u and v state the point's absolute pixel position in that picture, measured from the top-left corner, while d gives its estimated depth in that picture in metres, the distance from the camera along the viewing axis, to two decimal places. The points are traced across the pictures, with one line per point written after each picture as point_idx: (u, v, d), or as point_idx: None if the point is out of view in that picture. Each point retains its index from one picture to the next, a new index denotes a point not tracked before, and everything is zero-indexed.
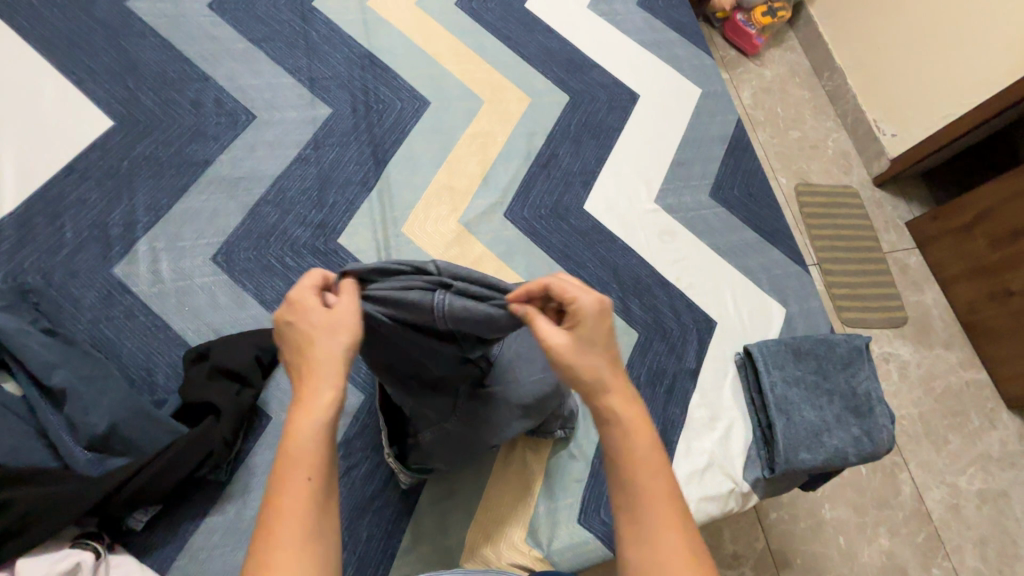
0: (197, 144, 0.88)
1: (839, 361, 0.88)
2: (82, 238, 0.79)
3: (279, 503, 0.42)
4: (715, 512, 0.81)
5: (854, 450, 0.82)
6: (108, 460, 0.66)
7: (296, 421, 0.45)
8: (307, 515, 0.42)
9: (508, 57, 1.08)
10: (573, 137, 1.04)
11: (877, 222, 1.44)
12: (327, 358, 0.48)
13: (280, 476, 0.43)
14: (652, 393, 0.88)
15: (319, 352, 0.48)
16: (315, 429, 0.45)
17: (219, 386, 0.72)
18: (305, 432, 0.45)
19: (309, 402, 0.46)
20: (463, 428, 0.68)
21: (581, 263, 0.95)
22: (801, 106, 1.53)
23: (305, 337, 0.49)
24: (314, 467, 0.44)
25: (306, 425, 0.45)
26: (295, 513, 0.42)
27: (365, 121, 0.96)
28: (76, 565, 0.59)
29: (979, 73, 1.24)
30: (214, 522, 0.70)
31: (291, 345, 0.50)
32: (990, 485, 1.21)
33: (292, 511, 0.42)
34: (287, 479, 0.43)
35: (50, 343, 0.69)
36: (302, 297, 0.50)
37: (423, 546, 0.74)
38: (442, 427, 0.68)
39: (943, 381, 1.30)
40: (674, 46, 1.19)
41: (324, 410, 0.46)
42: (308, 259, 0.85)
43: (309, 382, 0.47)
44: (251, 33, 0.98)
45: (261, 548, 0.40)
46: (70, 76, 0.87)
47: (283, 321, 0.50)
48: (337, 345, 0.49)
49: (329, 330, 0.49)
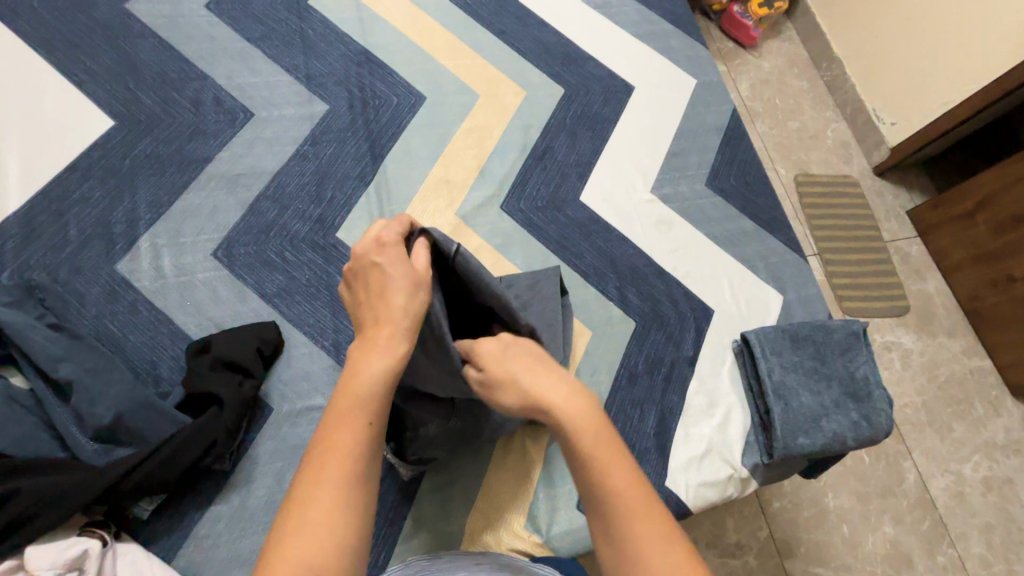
0: (197, 142, 0.90)
1: (837, 347, 0.88)
2: (86, 235, 0.81)
3: (334, 430, 0.43)
4: (714, 498, 0.82)
5: (853, 434, 0.82)
6: (114, 451, 0.68)
7: (365, 356, 0.47)
8: (354, 458, 0.43)
9: (503, 52, 1.09)
10: (569, 129, 1.05)
11: (876, 211, 1.44)
12: (407, 302, 0.50)
13: (339, 407, 0.45)
14: (650, 380, 0.89)
15: (401, 298, 0.50)
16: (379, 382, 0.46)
17: (221, 378, 0.73)
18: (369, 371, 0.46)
19: (382, 344, 0.47)
20: (467, 427, 0.72)
21: (578, 254, 0.96)
22: (799, 97, 1.53)
23: (381, 277, 0.51)
24: (376, 408, 0.45)
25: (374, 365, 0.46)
26: (348, 446, 0.43)
27: (362, 117, 0.97)
28: (85, 552, 0.61)
29: (977, 60, 1.24)
30: (219, 510, 0.71)
31: (367, 285, 0.51)
32: (995, 472, 1.21)
33: (345, 442, 0.43)
34: (346, 410, 0.44)
35: (55, 337, 0.70)
36: (390, 244, 0.53)
37: (423, 533, 0.75)
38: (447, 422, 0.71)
39: (946, 368, 1.29)
40: (668, 38, 1.19)
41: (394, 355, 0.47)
42: (307, 253, 0.86)
43: (388, 325, 0.49)
44: (249, 32, 0.99)
45: (308, 471, 0.42)
46: (72, 77, 0.89)
47: (363, 261, 0.52)
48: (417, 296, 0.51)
49: (410, 275, 0.51)
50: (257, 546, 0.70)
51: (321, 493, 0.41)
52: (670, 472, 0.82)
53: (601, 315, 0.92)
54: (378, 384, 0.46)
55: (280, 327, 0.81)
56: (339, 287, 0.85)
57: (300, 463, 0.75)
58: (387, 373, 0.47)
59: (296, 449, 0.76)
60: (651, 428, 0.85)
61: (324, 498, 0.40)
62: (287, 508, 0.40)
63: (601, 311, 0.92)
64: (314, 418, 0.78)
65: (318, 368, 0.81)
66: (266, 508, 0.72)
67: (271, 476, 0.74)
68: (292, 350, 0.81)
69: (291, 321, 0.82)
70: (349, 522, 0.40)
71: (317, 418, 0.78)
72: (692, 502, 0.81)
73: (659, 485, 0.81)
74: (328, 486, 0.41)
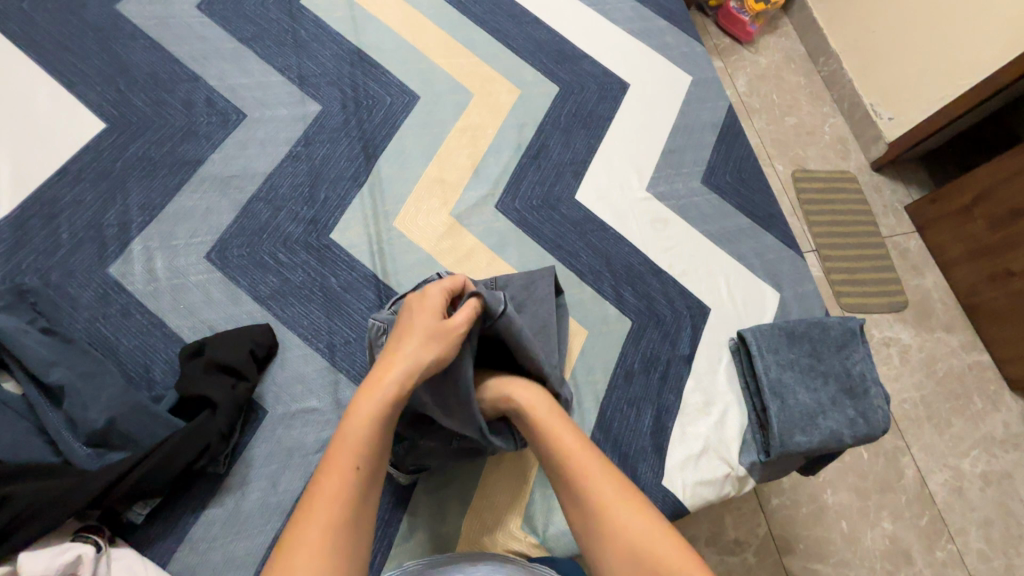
0: (189, 144, 0.89)
1: (833, 344, 0.88)
2: (78, 238, 0.80)
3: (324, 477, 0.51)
4: (711, 497, 0.82)
5: (849, 432, 0.82)
6: (106, 455, 0.67)
7: (357, 410, 0.55)
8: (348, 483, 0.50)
9: (497, 49, 1.08)
10: (563, 127, 1.05)
11: (874, 207, 1.43)
12: (412, 353, 0.58)
13: (332, 456, 0.52)
14: (646, 379, 0.89)
15: (408, 351, 0.59)
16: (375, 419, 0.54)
17: (214, 380, 0.72)
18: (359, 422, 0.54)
19: (376, 393, 0.55)
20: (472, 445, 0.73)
21: (573, 252, 0.95)
22: (796, 92, 1.53)
23: (413, 326, 0.61)
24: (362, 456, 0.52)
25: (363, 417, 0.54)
26: (337, 491, 0.50)
27: (355, 117, 0.97)
28: (78, 557, 0.61)
29: (972, 55, 1.24)
30: (213, 514, 0.71)
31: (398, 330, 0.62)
32: (993, 467, 1.21)
33: (332, 488, 0.50)
34: (335, 460, 0.51)
35: (47, 342, 0.70)
36: (431, 297, 0.63)
37: (420, 534, 0.75)
38: (448, 444, 0.72)
39: (945, 364, 1.29)
40: (663, 34, 1.19)
41: (382, 407, 0.55)
42: (301, 255, 0.86)
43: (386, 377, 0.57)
44: (241, 32, 0.99)
45: (302, 513, 0.48)
46: (62, 79, 0.88)
47: (408, 311, 0.63)
48: (426, 347, 0.59)
49: (427, 329, 0.60)
50: (252, 549, 0.70)
51: (311, 533, 0.47)
52: (667, 471, 0.82)
53: (597, 314, 0.92)
54: (365, 432, 0.53)
55: (274, 329, 0.81)
56: (333, 288, 0.85)
57: (295, 465, 0.75)
58: (373, 423, 0.54)
59: (291, 451, 0.76)
60: (647, 427, 0.85)
61: (311, 538, 0.46)
62: (280, 549, 0.46)
63: (597, 309, 0.92)
64: (309, 421, 0.78)
65: (313, 370, 0.80)
66: (261, 511, 0.72)
67: (266, 478, 0.74)
68: (286, 352, 0.81)
69: (285, 323, 0.82)
70: (333, 559, 0.46)
71: (312, 420, 0.78)
72: (689, 501, 0.81)
73: (655, 485, 0.81)
74: (315, 527, 0.47)
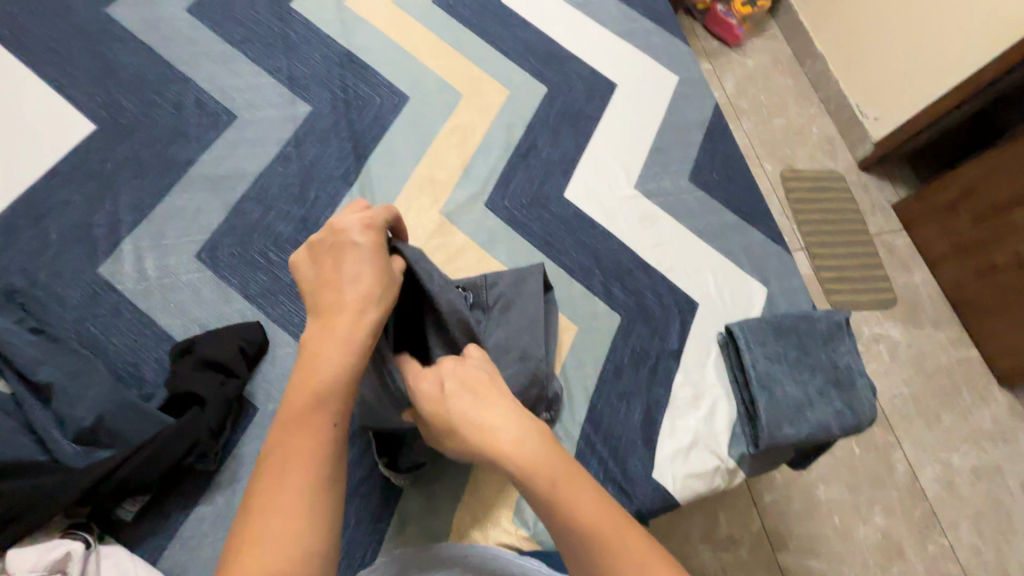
0: (179, 145, 0.90)
1: (820, 337, 0.89)
2: (67, 239, 0.81)
3: (291, 432, 0.46)
4: (702, 489, 0.82)
5: (837, 423, 0.83)
6: (93, 453, 0.67)
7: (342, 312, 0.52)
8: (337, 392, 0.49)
9: (485, 51, 1.10)
10: (552, 127, 1.06)
11: (862, 205, 1.45)
12: (369, 291, 0.54)
13: (318, 355, 0.49)
14: (636, 373, 0.89)
15: (373, 295, 0.54)
16: (353, 334, 0.51)
17: (203, 377, 0.73)
18: (346, 327, 0.51)
19: (350, 309, 0.52)
20: None
21: (562, 249, 0.96)
22: (783, 93, 1.55)
23: (352, 265, 0.55)
24: (336, 409, 0.48)
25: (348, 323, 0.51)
26: (323, 390, 0.48)
27: (345, 117, 0.97)
28: (68, 554, 0.61)
29: (952, 54, 1.26)
30: (203, 511, 0.71)
31: (330, 276, 0.55)
32: (983, 461, 1.22)
33: (305, 441, 0.46)
34: (303, 414, 0.47)
35: (36, 341, 0.70)
36: (372, 228, 0.58)
37: (410, 529, 0.75)
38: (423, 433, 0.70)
39: (934, 359, 1.30)
40: (649, 35, 1.20)
41: (349, 350, 0.50)
42: (291, 254, 0.86)
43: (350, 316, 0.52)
44: (230, 35, 1.00)
45: (266, 465, 0.44)
46: (52, 82, 0.89)
47: (342, 241, 0.56)
48: (383, 274, 0.56)
49: (381, 267, 0.56)
50: None
51: (300, 441, 0.46)
52: (656, 463, 0.83)
53: (586, 309, 0.93)
54: (348, 339, 0.51)
55: (264, 327, 0.81)
56: None
57: None
58: (343, 367, 0.49)
59: None
60: (637, 421, 0.86)
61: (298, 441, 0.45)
62: (250, 507, 0.42)
63: (586, 305, 0.93)
64: None
65: None
66: None
67: None
68: (276, 350, 0.81)
69: (276, 321, 0.82)
70: (322, 464, 0.45)
71: None
72: (680, 494, 0.81)
73: (647, 478, 0.81)
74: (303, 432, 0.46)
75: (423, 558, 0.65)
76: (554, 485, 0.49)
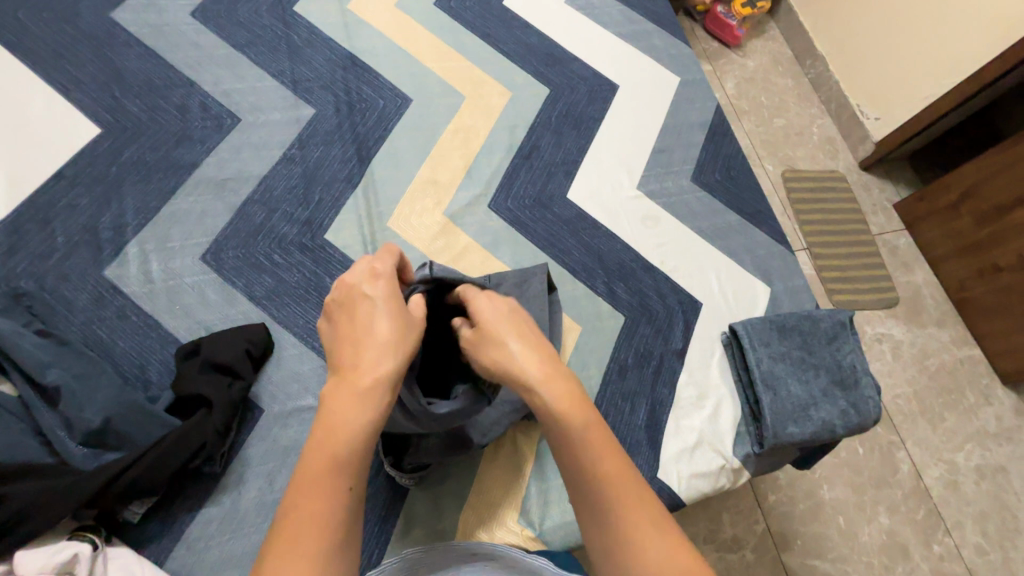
0: (184, 148, 0.90)
1: (824, 337, 0.89)
2: (73, 242, 0.81)
3: (307, 499, 0.43)
4: (707, 489, 0.82)
5: (842, 423, 0.83)
6: (102, 455, 0.67)
7: (367, 366, 0.47)
8: (356, 458, 0.45)
9: (488, 53, 1.10)
10: (554, 129, 1.06)
11: (864, 205, 1.45)
12: (384, 339, 0.49)
13: (338, 416, 0.45)
14: (640, 373, 0.90)
15: (392, 346, 0.49)
16: (377, 394, 0.47)
17: (209, 379, 0.73)
18: (371, 387, 0.47)
19: (374, 364, 0.47)
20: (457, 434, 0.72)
21: (566, 250, 0.96)
22: (784, 94, 1.55)
23: (367, 317, 0.50)
24: (352, 476, 0.45)
25: (373, 382, 0.47)
26: (343, 458, 0.45)
27: (348, 120, 0.98)
28: (75, 556, 0.61)
29: (952, 54, 1.26)
30: (210, 513, 0.71)
31: (351, 319, 0.50)
32: (988, 460, 1.22)
33: (320, 514, 0.43)
34: (320, 481, 0.44)
35: (43, 344, 0.70)
36: (383, 270, 0.53)
37: (417, 530, 0.75)
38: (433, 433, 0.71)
39: (937, 358, 1.30)
40: (650, 37, 1.21)
41: (374, 412, 0.46)
42: (295, 256, 0.86)
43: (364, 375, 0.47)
44: (234, 39, 1.00)
45: (281, 536, 0.42)
46: (57, 86, 0.89)
47: (351, 291, 0.52)
48: (408, 323, 0.51)
49: (407, 317, 0.51)
50: (249, 547, 0.70)
51: (317, 513, 0.43)
52: (661, 463, 0.83)
53: (590, 310, 0.93)
54: (373, 400, 0.47)
55: (269, 329, 0.81)
56: (328, 288, 0.86)
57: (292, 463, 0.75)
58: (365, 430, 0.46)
59: (288, 450, 0.76)
60: (642, 421, 0.86)
61: (314, 512, 0.43)
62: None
63: (589, 305, 0.93)
64: (305, 419, 0.78)
65: (308, 368, 0.81)
66: (259, 509, 0.73)
67: (262, 477, 0.74)
68: (281, 351, 0.81)
69: (281, 323, 0.83)
70: (337, 540, 0.43)
71: (309, 418, 0.79)
72: (685, 493, 0.81)
73: (651, 478, 0.81)
74: (319, 502, 0.43)
75: (433, 557, 0.65)
76: (588, 428, 0.49)
